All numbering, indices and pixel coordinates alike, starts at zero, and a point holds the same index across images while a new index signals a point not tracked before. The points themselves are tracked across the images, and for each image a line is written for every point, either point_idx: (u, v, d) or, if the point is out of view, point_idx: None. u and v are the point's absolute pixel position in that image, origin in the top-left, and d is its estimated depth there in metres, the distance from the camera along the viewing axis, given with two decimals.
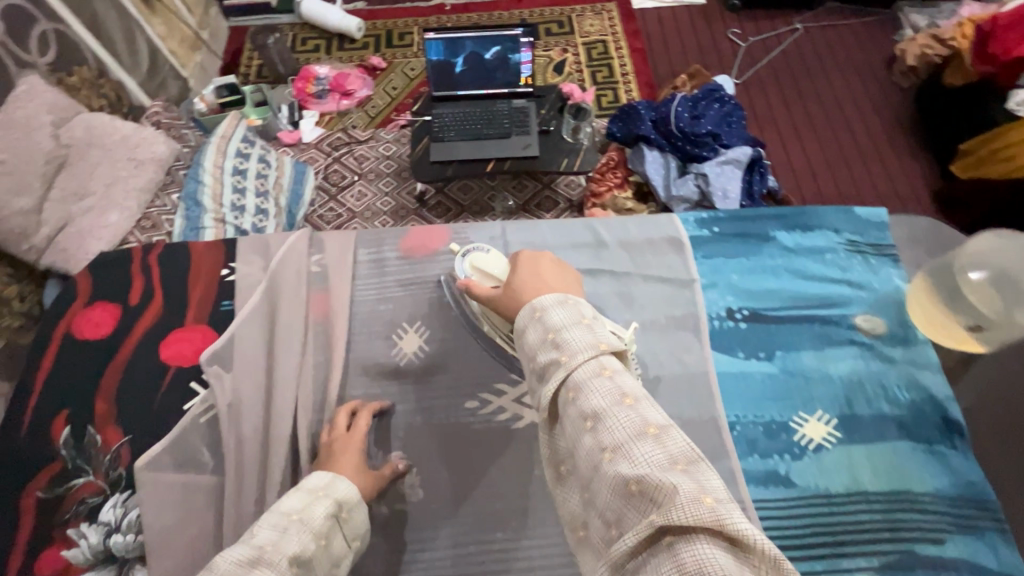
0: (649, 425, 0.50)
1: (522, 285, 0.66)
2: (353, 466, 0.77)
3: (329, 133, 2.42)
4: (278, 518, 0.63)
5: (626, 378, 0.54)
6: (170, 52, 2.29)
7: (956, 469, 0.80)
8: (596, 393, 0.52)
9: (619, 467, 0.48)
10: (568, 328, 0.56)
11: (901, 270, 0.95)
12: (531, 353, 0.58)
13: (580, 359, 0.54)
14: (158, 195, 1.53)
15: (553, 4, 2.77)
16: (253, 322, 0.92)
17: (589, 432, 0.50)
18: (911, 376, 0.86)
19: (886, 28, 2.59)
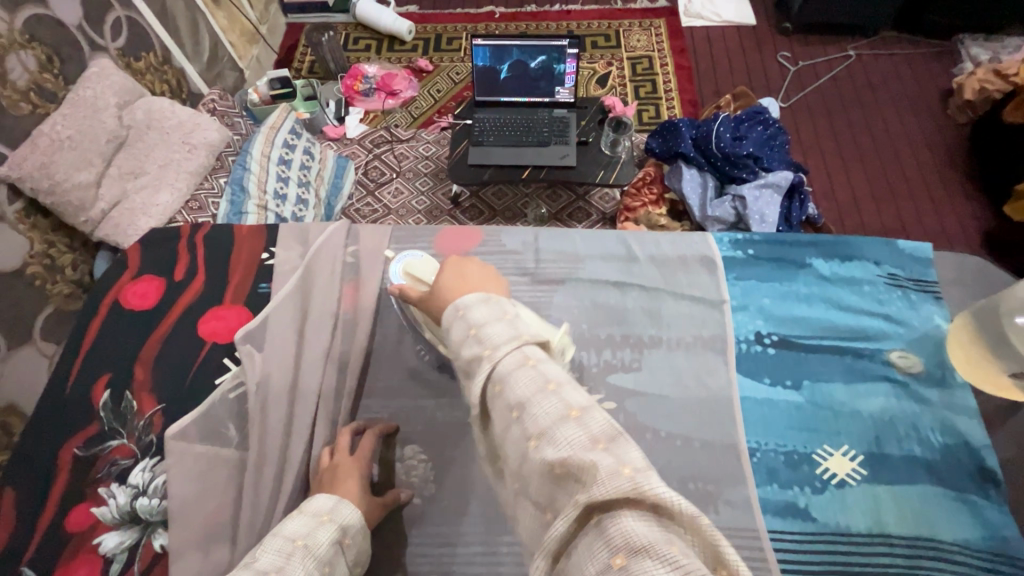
0: (571, 409, 0.51)
1: (447, 288, 0.69)
2: (357, 491, 0.76)
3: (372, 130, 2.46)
4: (282, 544, 0.64)
5: (551, 367, 0.55)
6: (229, 45, 2.43)
7: (989, 521, 0.76)
8: (520, 384, 0.53)
9: (544, 452, 0.49)
10: (489, 324, 0.59)
11: (943, 309, 0.91)
12: (456, 349, 0.61)
13: (503, 351, 0.56)
14: (207, 178, 1.59)
15: (601, 17, 2.79)
16: (286, 307, 0.95)
17: (517, 422, 0.52)
18: (946, 419, 0.82)
19: (945, 60, 2.51)
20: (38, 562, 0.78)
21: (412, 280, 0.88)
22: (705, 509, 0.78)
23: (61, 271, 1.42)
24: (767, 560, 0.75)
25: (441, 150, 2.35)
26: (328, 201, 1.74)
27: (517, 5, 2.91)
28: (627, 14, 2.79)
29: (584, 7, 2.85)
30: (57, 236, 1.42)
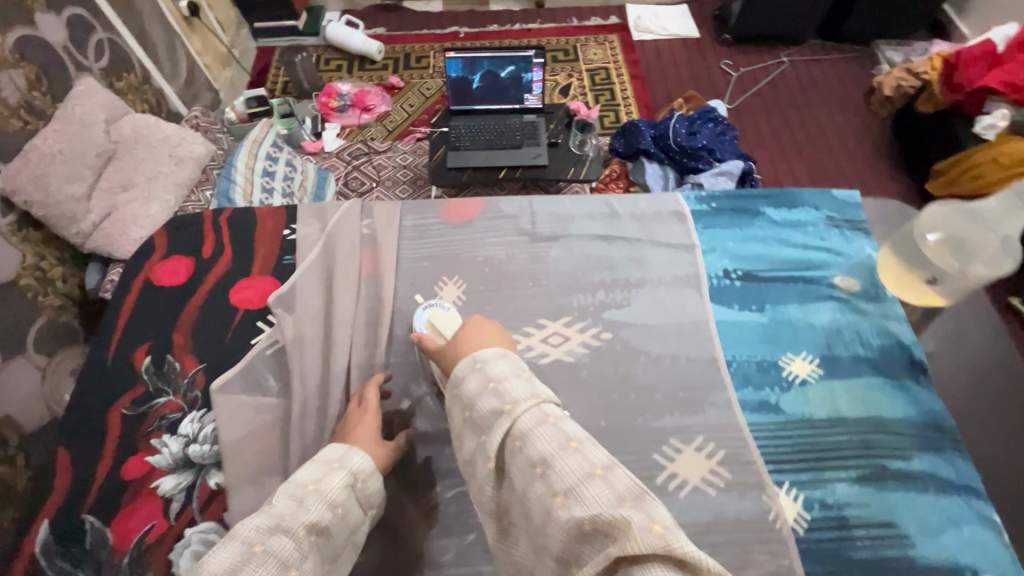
0: (595, 467, 0.56)
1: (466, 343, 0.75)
2: (369, 437, 0.82)
3: (349, 144, 2.58)
4: (294, 488, 0.69)
5: (569, 424, 0.62)
6: (204, 66, 2.50)
7: (921, 401, 0.93)
8: (542, 440, 0.59)
9: (571, 510, 0.54)
10: (509, 380, 0.66)
11: (873, 241, 1.10)
12: (473, 401, 0.67)
13: (524, 408, 0.63)
14: (192, 192, 1.65)
15: (559, 34, 3.02)
16: (312, 274, 1.05)
17: (540, 478, 0.57)
18: (882, 325, 1.00)
19: (865, 62, 2.84)
20: (99, 507, 0.84)
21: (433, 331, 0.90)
22: (695, 411, 0.92)
23: (52, 284, 1.47)
24: (748, 444, 0.89)
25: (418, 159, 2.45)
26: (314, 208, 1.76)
27: (480, 25, 3.12)
28: (582, 30, 3.03)
29: (542, 25, 3.08)
30: (48, 249, 1.47)
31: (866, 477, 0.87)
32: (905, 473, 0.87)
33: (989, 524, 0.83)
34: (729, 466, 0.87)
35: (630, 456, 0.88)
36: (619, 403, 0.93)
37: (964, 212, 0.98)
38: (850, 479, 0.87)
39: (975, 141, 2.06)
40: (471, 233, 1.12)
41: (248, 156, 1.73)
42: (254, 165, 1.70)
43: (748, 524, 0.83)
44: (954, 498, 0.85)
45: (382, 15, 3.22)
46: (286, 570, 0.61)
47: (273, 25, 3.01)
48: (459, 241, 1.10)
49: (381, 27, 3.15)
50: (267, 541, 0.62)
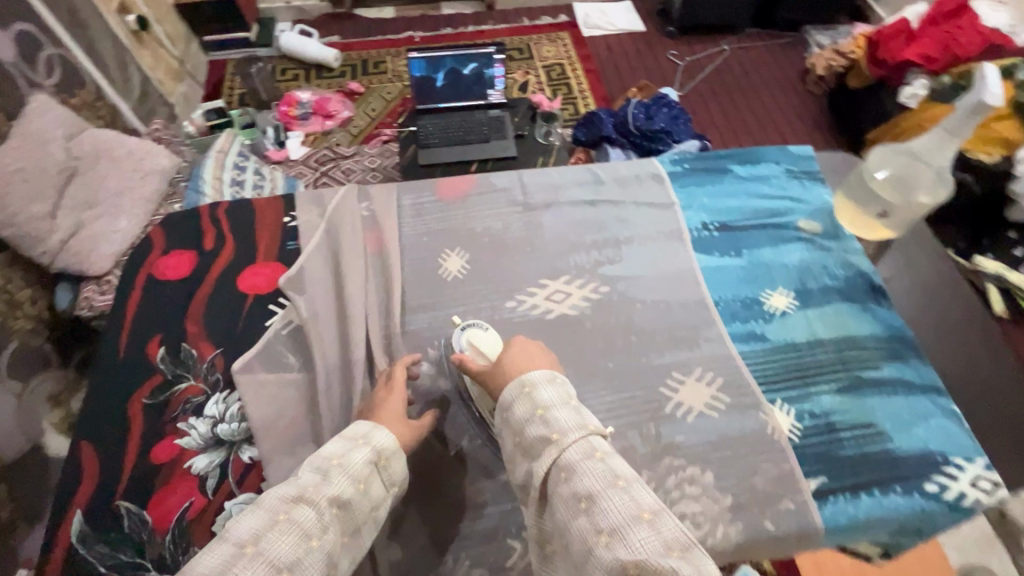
0: (643, 511, 0.61)
1: (510, 367, 0.81)
2: (395, 415, 0.84)
3: (315, 151, 2.59)
4: (318, 461, 0.72)
5: (616, 461, 0.67)
6: (158, 82, 2.42)
7: (884, 320, 1.05)
8: (588, 476, 0.65)
9: (616, 552, 0.58)
10: (556, 408, 0.72)
11: (828, 188, 1.23)
12: (520, 426, 0.73)
13: (572, 439, 0.69)
14: (160, 206, 1.62)
15: (512, 34, 3.13)
16: (318, 256, 1.09)
17: (585, 513, 0.62)
18: (844, 259, 1.12)
19: (797, 46, 3.07)
20: (133, 492, 0.86)
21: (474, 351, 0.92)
22: (692, 345, 1.01)
23: (21, 307, 1.43)
24: (742, 370, 0.99)
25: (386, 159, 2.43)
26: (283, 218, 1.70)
27: (434, 29, 3.19)
28: (534, 29, 3.15)
29: (495, 26, 3.17)
30: (13, 272, 1.43)
31: (846, 388, 0.98)
32: (877, 381, 0.98)
33: (952, 415, 0.96)
34: (730, 392, 0.97)
35: (638, 391, 0.96)
36: (624, 347, 1.01)
37: (905, 150, 1.08)
38: (832, 390, 0.97)
39: (899, 109, 2.28)
40: (466, 207, 1.18)
41: (215, 166, 1.70)
42: (222, 177, 1.66)
43: (750, 438, 0.92)
44: (921, 397, 0.97)
45: (335, 23, 3.24)
46: (308, 541, 0.64)
47: (224, 38, 2.98)
48: (457, 215, 1.16)
49: (335, 35, 3.17)
50: (291, 510, 0.66)
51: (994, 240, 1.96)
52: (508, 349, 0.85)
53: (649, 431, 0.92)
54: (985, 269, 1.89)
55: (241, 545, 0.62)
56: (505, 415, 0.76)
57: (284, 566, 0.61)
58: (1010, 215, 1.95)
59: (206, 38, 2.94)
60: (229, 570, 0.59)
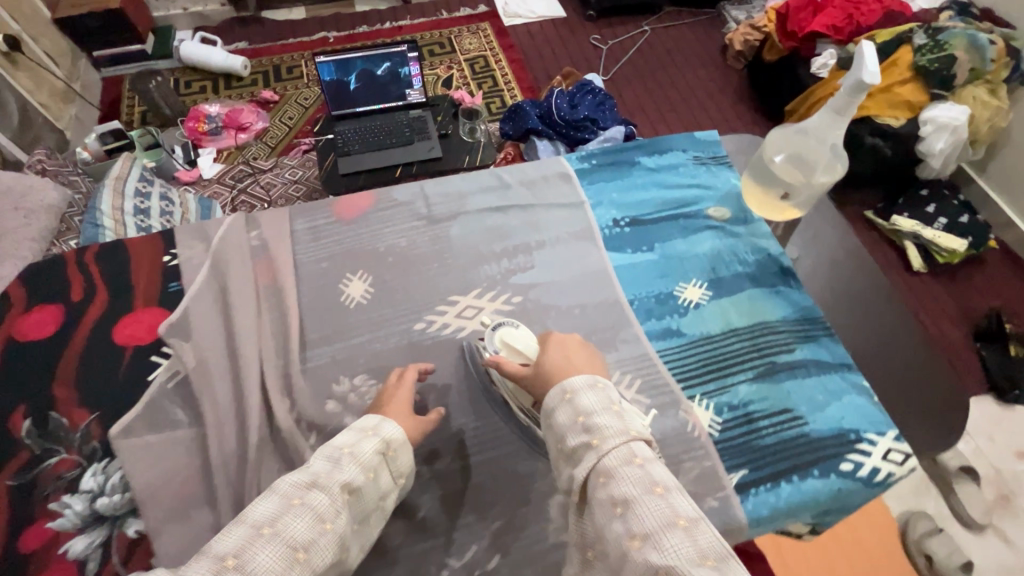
0: (678, 518, 0.61)
1: (554, 369, 0.79)
2: (401, 412, 0.84)
3: (230, 167, 2.44)
4: (331, 450, 0.72)
5: (655, 469, 0.66)
6: (40, 106, 2.28)
7: (795, 300, 1.06)
8: (626, 482, 0.64)
9: (647, 554, 0.58)
10: (599, 413, 0.70)
11: (735, 172, 1.23)
12: (562, 432, 0.72)
13: (611, 444, 0.67)
14: (54, 244, 1.52)
15: (431, 28, 3.03)
16: (205, 296, 1.00)
17: (619, 517, 0.62)
18: (754, 243, 1.12)
19: (715, 24, 3.10)
20: None
21: (508, 350, 0.90)
22: (609, 349, 0.99)
23: None
24: (660, 369, 0.97)
25: (309, 171, 2.33)
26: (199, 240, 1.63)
27: (349, 28, 3.04)
28: (453, 22, 3.06)
29: (413, 21, 3.06)
30: None
31: (762, 374, 0.98)
32: (791, 364, 0.99)
33: (862, 390, 0.97)
34: (647, 391, 0.95)
35: None
36: None
37: (800, 131, 1.06)
38: (749, 378, 0.97)
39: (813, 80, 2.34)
40: (368, 225, 1.11)
41: (113, 195, 1.58)
42: (122, 206, 1.56)
43: (670, 439, 0.90)
44: (834, 376, 0.98)
45: (239, 28, 3.03)
46: (322, 524, 0.65)
47: (116, 51, 2.74)
48: (358, 235, 1.09)
49: (243, 40, 2.97)
50: (305, 496, 0.66)
51: (908, 198, 2.08)
52: (548, 350, 0.83)
53: None
54: (902, 228, 2.03)
55: (259, 526, 0.62)
56: (548, 422, 0.74)
57: (300, 547, 0.62)
58: (919, 173, 2.08)
59: (94, 53, 2.70)
60: (250, 548, 0.60)
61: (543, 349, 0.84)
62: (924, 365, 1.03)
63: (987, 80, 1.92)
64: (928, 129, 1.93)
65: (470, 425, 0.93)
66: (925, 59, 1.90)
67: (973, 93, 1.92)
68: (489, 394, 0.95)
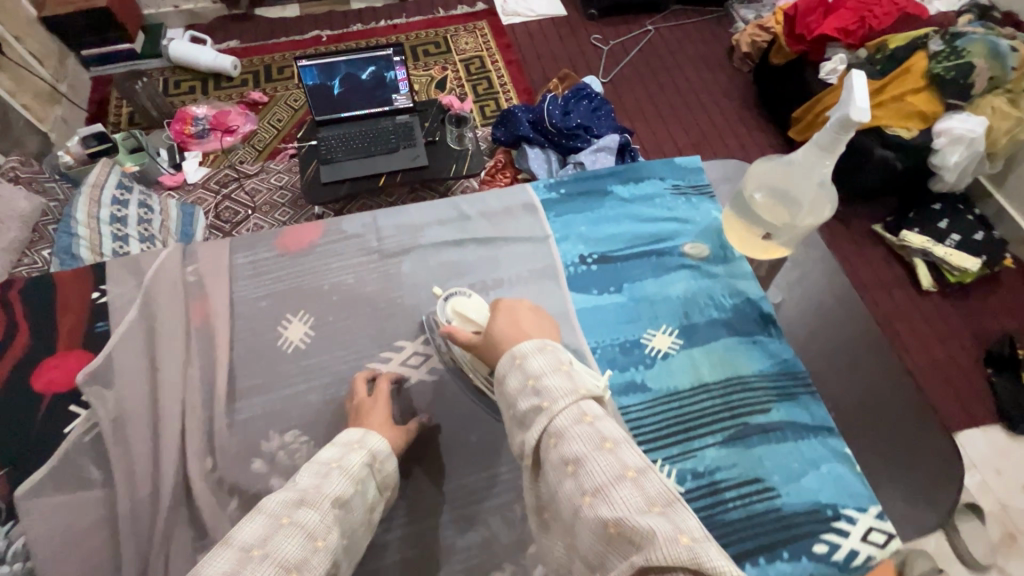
0: (627, 469, 0.56)
1: (503, 335, 0.74)
2: (381, 421, 0.82)
3: (217, 170, 2.21)
4: (320, 465, 0.70)
5: (607, 425, 0.61)
6: (23, 107, 2.07)
7: (775, 352, 0.96)
8: (577, 440, 0.59)
9: (598, 509, 0.54)
10: (547, 375, 0.65)
11: (717, 204, 1.13)
12: (513, 398, 0.67)
13: (562, 405, 0.62)
14: (26, 253, 1.47)
15: (426, 27, 2.74)
16: (131, 338, 0.93)
17: (572, 476, 0.57)
18: (731, 285, 1.03)
19: (722, 22, 2.78)
20: None
21: (462, 319, 0.88)
22: None
23: None
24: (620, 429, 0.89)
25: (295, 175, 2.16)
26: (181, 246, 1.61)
27: (342, 26, 2.77)
28: (449, 20, 2.76)
29: (408, 19, 2.79)
30: None
31: (732, 437, 0.88)
32: (765, 426, 0.89)
33: (843, 458, 0.87)
34: None
35: (504, 470, 0.86)
36: (487, 413, 0.90)
37: (784, 163, 0.95)
38: (717, 442, 0.88)
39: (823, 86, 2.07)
40: (314, 259, 1.03)
41: (88, 203, 1.50)
42: (98, 213, 1.48)
43: None
44: (811, 440, 0.88)
45: (234, 24, 2.76)
46: (314, 541, 0.61)
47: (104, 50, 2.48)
48: (302, 271, 1.01)
49: (234, 38, 2.69)
50: (295, 514, 0.63)
51: (919, 211, 1.92)
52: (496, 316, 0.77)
53: (513, 514, 0.83)
54: (913, 245, 1.87)
55: (246, 550, 0.57)
56: (499, 389, 0.69)
57: (295, 564, 0.58)
58: (930, 185, 1.92)
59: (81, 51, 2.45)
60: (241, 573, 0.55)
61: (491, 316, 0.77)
62: (912, 430, 0.93)
63: (1007, 90, 1.76)
64: (942, 141, 1.76)
65: (407, 491, 0.85)
66: (941, 67, 1.72)
67: (992, 103, 1.75)
68: (431, 456, 0.87)
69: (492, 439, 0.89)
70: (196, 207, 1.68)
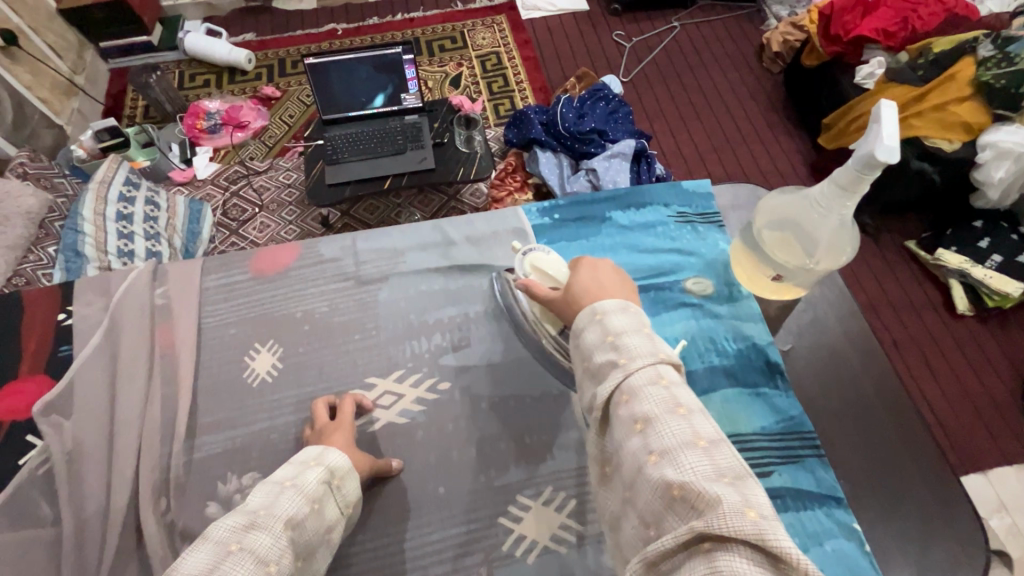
0: (698, 437, 0.51)
1: (584, 291, 0.69)
2: (347, 444, 0.78)
3: (227, 166, 1.99)
4: (271, 485, 0.64)
5: (682, 393, 0.55)
6: (38, 100, 1.88)
7: (779, 407, 0.87)
8: (650, 399, 0.54)
9: (664, 471, 0.50)
10: (629, 333, 0.59)
11: (725, 234, 1.04)
12: (588, 351, 0.61)
13: (639, 364, 0.56)
14: (31, 250, 1.36)
15: (443, 21, 2.49)
16: (93, 365, 0.90)
17: (639, 436, 0.53)
18: (736, 328, 0.94)
19: (753, 20, 2.55)
20: None
21: (537, 275, 0.83)
22: (541, 458, 0.84)
23: None
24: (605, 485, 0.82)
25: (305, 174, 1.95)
26: (188, 249, 1.53)
27: (359, 18, 2.49)
28: (467, 14, 2.51)
29: (425, 12, 2.52)
30: None
31: None
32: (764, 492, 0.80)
33: (851, 533, 0.78)
34: (580, 516, 0.80)
35: (473, 525, 0.79)
36: (462, 461, 0.84)
37: (801, 197, 0.84)
38: None
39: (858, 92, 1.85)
40: (289, 285, 0.97)
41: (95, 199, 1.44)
42: (104, 210, 1.42)
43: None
44: (816, 512, 0.79)
45: (250, 16, 2.49)
46: (265, 567, 0.55)
47: (119, 41, 2.23)
48: (275, 297, 0.96)
49: (249, 31, 2.42)
50: (244, 539, 0.56)
51: (958, 228, 1.76)
52: (577, 272, 0.72)
53: None
54: (949, 264, 1.72)
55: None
56: (574, 342, 0.64)
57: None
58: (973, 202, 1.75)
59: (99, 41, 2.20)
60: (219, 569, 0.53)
61: (573, 273, 0.72)
62: (924, 504, 0.87)
63: None
64: (988, 155, 1.58)
65: (366, 547, 0.78)
66: (991, 75, 1.53)
67: None
68: (402, 505, 0.81)
69: (462, 492, 0.82)
70: (203, 205, 1.63)
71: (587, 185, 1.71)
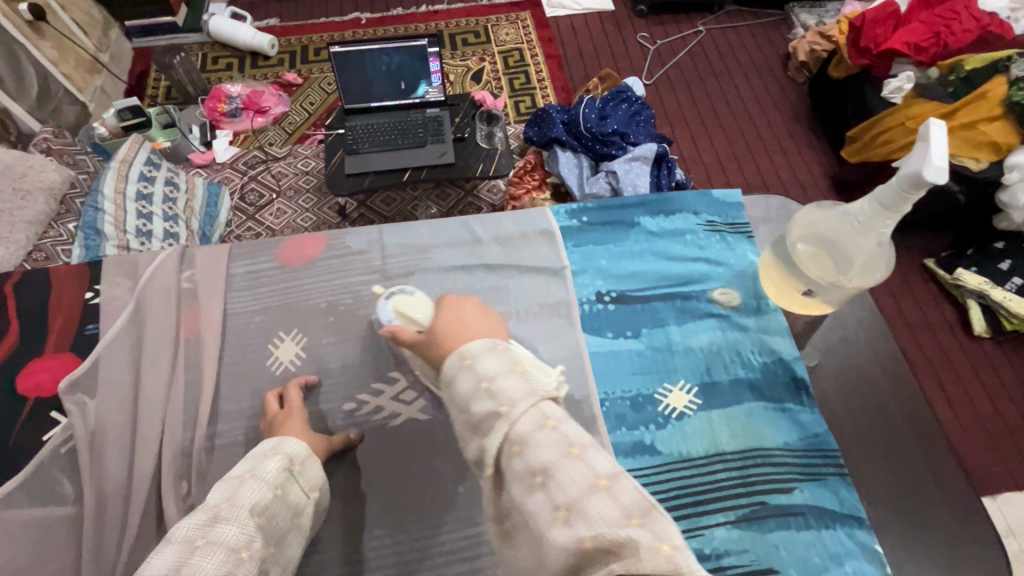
0: (598, 477, 0.47)
1: (452, 332, 0.64)
2: (301, 429, 0.78)
3: (246, 150, 1.99)
4: (231, 479, 0.64)
5: (572, 427, 0.51)
6: (64, 77, 1.88)
7: (803, 424, 0.87)
8: (542, 447, 0.49)
9: (572, 528, 0.45)
10: (501, 376, 0.54)
11: (755, 246, 1.04)
12: (463, 402, 0.56)
13: (521, 409, 0.52)
14: (52, 225, 1.36)
15: (467, 15, 2.47)
16: (118, 345, 0.90)
17: (540, 489, 0.48)
18: (762, 341, 0.93)
19: (781, 28, 2.52)
20: None
21: (403, 317, 0.83)
22: None
23: None
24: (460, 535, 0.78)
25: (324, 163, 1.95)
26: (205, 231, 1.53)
27: (383, 9, 2.47)
28: (492, 8, 2.50)
29: (450, 5, 2.51)
30: None
31: (746, 518, 0.79)
32: (786, 508, 0.80)
33: (872, 555, 0.77)
34: None
35: None
36: None
37: (839, 213, 0.83)
38: (729, 522, 0.78)
39: (885, 105, 1.81)
40: (315, 275, 0.97)
41: (116, 178, 1.44)
42: (125, 189, 1.41)
43: None
44: (837, 531, 0.78)
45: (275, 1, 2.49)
46: (236, 555, 0.55)
47: (146, 20, 2.23)
48: (302, 287, 0.96)
49: (274, 17, 2.42)
50: (209, 533, 0.56)
51: (979, 249, 1.72)
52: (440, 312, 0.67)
53: None
54: (968, 284, 1.68)
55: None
56: (447, 393, 0.58)
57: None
58: (996, 223, 1.71)
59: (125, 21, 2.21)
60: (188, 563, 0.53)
61: (437, 312, 0.68)
62: (942, 527, 0.87)
63: None
64: (1015, 176, 1.56)
65: (383, 542, 0.78)
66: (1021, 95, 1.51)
67: None
68: (416, 502, 0.81)
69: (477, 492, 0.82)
70: (220, 188, 1.63)
71: (606, 188, 1.70)
